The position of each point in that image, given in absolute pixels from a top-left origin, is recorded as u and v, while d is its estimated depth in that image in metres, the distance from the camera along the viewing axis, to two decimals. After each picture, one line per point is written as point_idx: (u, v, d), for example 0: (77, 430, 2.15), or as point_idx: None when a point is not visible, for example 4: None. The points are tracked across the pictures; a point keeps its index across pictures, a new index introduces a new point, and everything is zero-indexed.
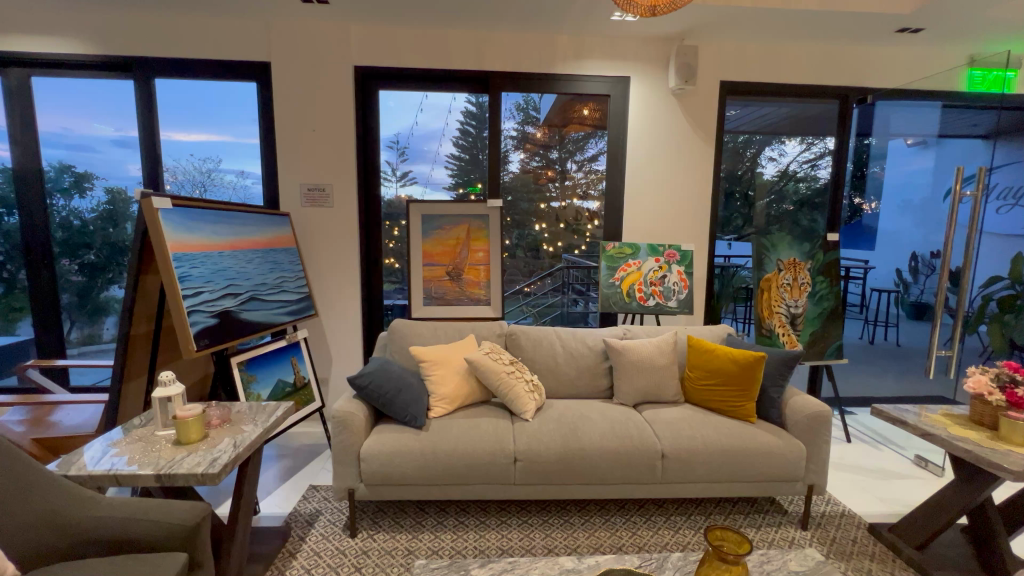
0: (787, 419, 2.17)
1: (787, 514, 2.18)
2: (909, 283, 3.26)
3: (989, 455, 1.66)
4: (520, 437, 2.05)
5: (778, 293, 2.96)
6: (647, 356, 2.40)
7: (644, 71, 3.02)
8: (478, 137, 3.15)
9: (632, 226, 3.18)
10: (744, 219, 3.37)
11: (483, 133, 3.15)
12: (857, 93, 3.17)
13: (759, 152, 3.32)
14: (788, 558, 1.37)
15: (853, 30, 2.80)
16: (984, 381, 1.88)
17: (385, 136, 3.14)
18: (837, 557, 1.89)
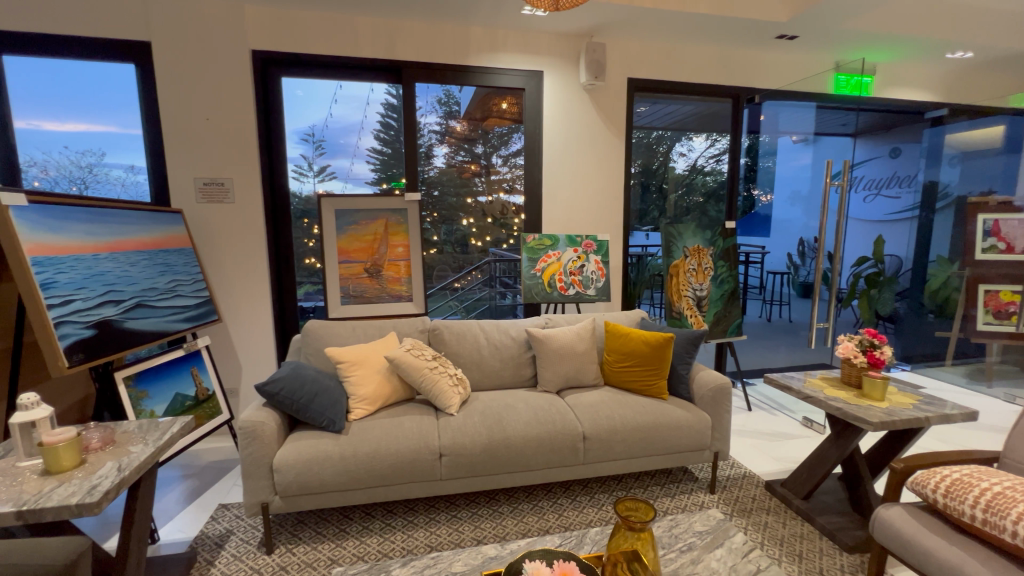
0: (694, 394, 2.34)
1: (698, 481, 2.36)
2: (798, 265, 3.61)
3: (855, 411, 1.91)
4: (445, 432, 2.03)
5: (685, 278, 3.18)
6: (568, 344, 2.48)
7: (558, 67, 3.10)
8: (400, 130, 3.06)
9: (553, 219, 3.26)
10: (659, 211, 3.59)
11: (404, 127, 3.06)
12: (747, 93, 3.48)
13: (671, 148, 3.53)
14: (693, 520, 1.49)
15: (741, 35, 3.06)
16: (851, 347, 2.16)
17: (296, 129, 2.95)
18: (739, 514, 2.09)
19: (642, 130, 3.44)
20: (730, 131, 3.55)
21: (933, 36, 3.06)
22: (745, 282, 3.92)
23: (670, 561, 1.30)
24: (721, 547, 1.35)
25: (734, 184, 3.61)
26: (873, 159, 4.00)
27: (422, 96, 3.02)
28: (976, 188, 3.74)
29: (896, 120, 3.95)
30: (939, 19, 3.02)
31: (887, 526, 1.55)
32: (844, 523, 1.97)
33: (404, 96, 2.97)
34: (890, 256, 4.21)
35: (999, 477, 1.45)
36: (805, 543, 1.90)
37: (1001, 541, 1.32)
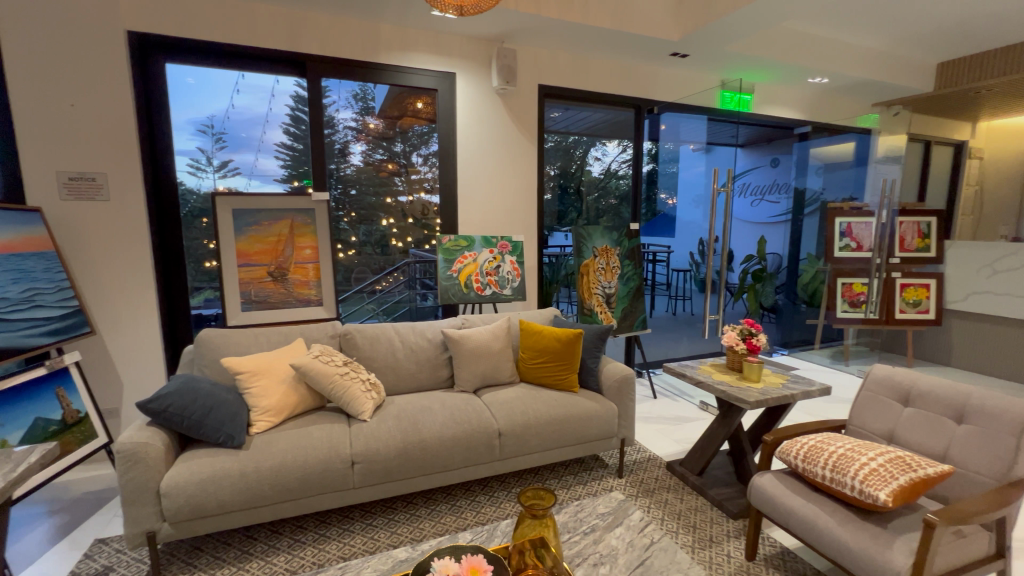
0: (601, 385, 2.49)
1: (608, 467, 2.51)
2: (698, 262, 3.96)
3: (736, 392, 2.15)
4: (358, 439, 1.98)
5: (595, 276, 3.36)
6: (483, 344, 2.52)
7: (470, 70, 3.13)
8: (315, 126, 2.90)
9: (470, 220, 3.28)
10: (577, 212, 3.76)
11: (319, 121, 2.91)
12: (647, 104, 3.76)
13: (587, 153, 3.72)
14: (597, 502, 1.59)
15: (640, 50, 3.30)
16: (734, 336, 2.41)
17: (193, 118, 2.70)
18: (644, 494, 2.26)
19: (557, 134, 3.58)
20: (638, 138, 3.81)
21: (797, 62, 3.51)
22: (653, 279, 4.23)
23: (574, 544, 1.38)
24: (621, 525, 1.47)
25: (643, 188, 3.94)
26: (757, 168, 4.36)
27: (336, 90, 2.92)
28: (838, 196, 4.38)
29: (775, 134, 4.41)
30: (800, 48, 3.47)
31: (760, 492, 1.77)
32: (730, 493, 2.20)
33: (311, 91, 2.83)
34: (772, 254, 4.57)
35: (842, 440, 1.73)
36: (699, 515, 2.10)
37: (845, 494, 1.56)
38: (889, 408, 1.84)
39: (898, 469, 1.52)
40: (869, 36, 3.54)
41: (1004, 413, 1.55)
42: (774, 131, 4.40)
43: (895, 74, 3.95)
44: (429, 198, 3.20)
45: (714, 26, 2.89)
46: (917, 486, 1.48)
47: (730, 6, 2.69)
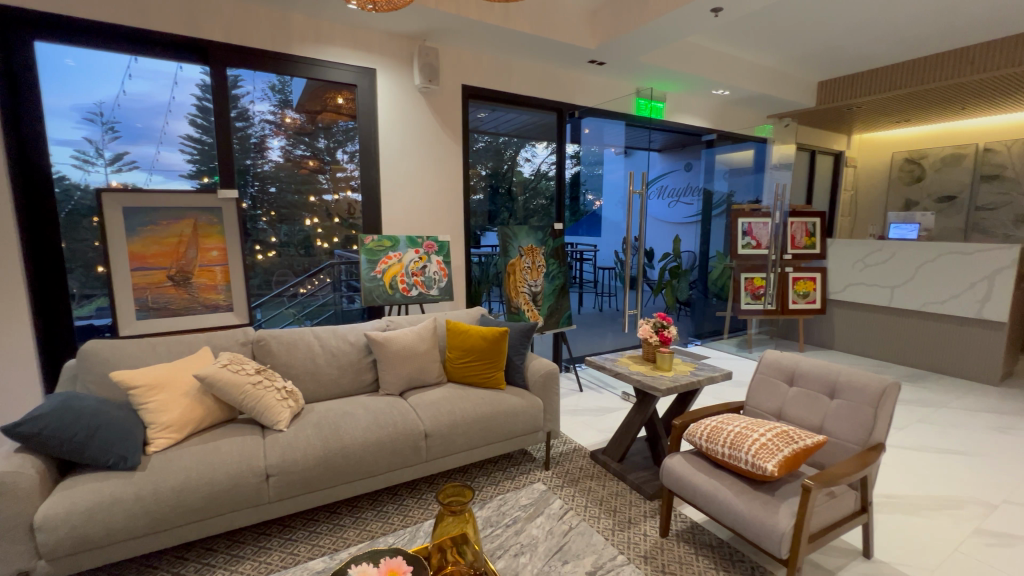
0: (527, 381, 2.56)
1: (535, 460, 2.58)
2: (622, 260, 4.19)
3: (649, 381, 2.30)
4: (273, 451, 1.88)
5: (521, 275, 3.44)
6: (408, 345, 2.48)
7: (391, 68, 3.07)
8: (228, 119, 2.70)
9: (394, 220, 3.22)
10: (508, 212, 3.82)
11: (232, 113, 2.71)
12: (569, 108, 3.89)
13: (517, 154, 3.79)
14: (520, 495, 1.63)
15: (559, 56, 3.41)
16: (648, 328, 2.57)
17: (79, 104, 2.40)
18: (569, 484, 2.35)
19: (488, 135, 3.62)
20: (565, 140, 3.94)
21: (701, 74, 3.81)
22: (582, 275, 4.60)
23: (496, 537, 1.41)
24: (541, 515, 1.52)
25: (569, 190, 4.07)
26: (673, 171, 4.87)
27: (250, 81, 2.76)
28: (746, 197, 4.71)
29: (687, 141, 4.86)
30: (704, 62, 3.78)
31: (670, 472, 1.90)
32: (647, 476, 2.35)
33: (219, 80, 2.63)
34: (686, 253, 4.95)
35: (739, 420, 1.91)
36: (619, 499, 2.23)
37: (740, 468, 1.73)
38: (777, 389, 2.06)
39: (783, 442, 1.70)
40: (761, 55, 3.93)
41: (866, 387, 1.80)
42: (686, 138, 4.85)
43: (784, 90, 4.40)
44: (356, 196, 3.10)
45: (627, 37, 3.07)
46: (798, 456, 1.67)
47: (641, 19, 2.86)
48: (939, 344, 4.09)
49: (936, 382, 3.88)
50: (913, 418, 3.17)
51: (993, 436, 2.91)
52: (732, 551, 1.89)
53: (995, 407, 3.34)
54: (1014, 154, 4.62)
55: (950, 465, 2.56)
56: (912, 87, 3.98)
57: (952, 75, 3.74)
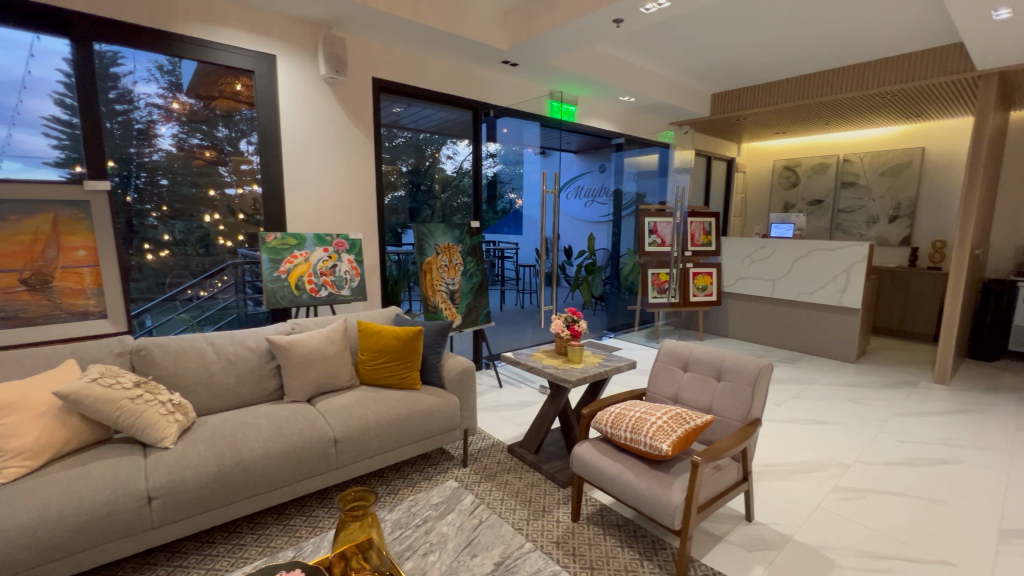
0: (443, 379, 2.55)
1: (453, 458, 2.58)
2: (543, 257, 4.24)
3: (561, 373, 2.40)
4: (156, 471, 1.69)
5: (438, 273, 3.43)
6: (316, 349, 2.37)
7: (294, 56, 2.88)
8: (105, 100, 2.39)
9: (301, 216, 3.03)
10: (430, 211, 3.78)
11: (109, 95, 2.40)
12: (484, 107, 3.93)
13: (439, 151, 3.76)
14: (431, 494, 1.62)
15: (472, 54, 3.42)
16: (560, 323, 2.66)
17: None
18: (486, 479, 2.39)
19: (408, 131, 3.57)
20: (485, 139, 4.00)
21: (608, 81, 4.01)
22: (505, 274, 4.56)
23: (404, 538, 1.40)
24: (452, 512, 1.52)
25: (489, 188, 4.11)
26: (589, 172, 5.16)
27: (132, 59, 2.46)
28: (655, 199, 4.92)
29: (601, 144, 5.19)
30: (610, 69, 3.99)
31: (579, 460, 1.99)
32: (561, 465, 2.45)
33: (91, 56, 2.32)
34: (600, 250, 5.17)
35: (639, 406, 2.05)
36: (534, 489, 2.29)
37: (640, 451, 1.86)
38: (673, 374, 2.23)
39: (676, 423, 1.86)
40: (661, 66, 4.23)
41: (746, 368, 2.01)
42: (600, 142, 5.21)
43: (683, 100, 4.77)
44: (262, 189, 2.88)
45: (537, 41, 3.15)
46: (689, 436, 1.84)
47: (550, 24, 2.96)
48: (810, 329, 4.68)
49: (808, 362, 4.44)
50: (789, 395, 3.60)
51: (850, 406, 3.40)
52: (636, 528, 2.03)
53: (852, 381, 3.91)
54: (866, 164, 5.44)
55: (815, 434, 2.94)
56: (786, 103, 4.50)
57: (817, 94, 4.30)
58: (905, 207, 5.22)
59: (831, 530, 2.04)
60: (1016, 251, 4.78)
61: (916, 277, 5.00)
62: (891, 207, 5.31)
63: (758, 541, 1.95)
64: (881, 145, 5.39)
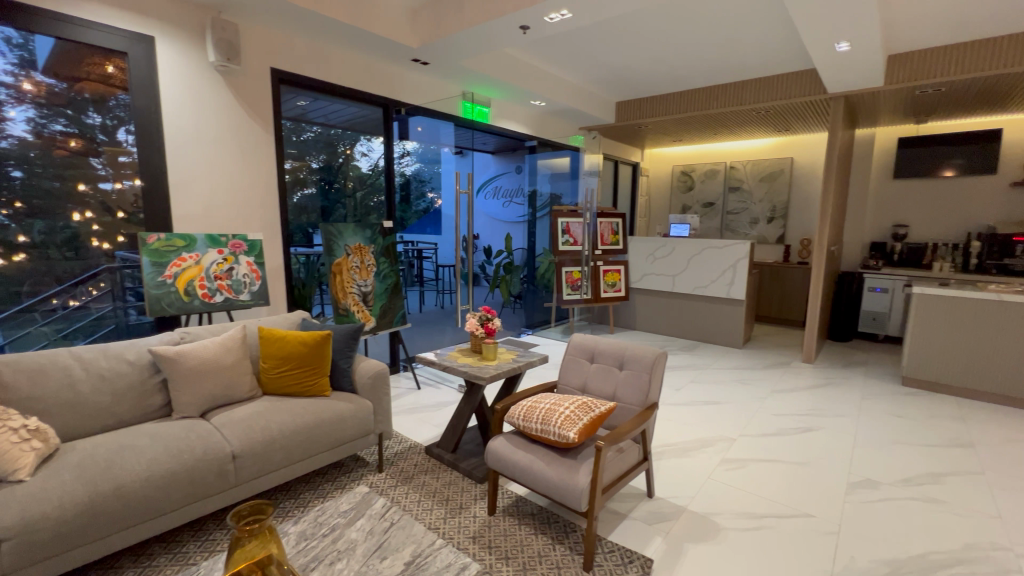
0: (355, 384, 2.47)
1: (369, 464, 2.51)
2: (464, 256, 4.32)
3: (475, 370, 2.43)
4: (7, 509, 1.46)
5: (349, 275, 3.31)
6: (209, 358, 2.18)
7: (178, 39, 2.62)
8: None
9: (191, 214, 2.77)
10: (345, 209, 3.66)
11: None
12: (395, 104, 3.80)
13: (353, 148, 3.63)
14: (339, 502, 1.57)
15: (380, 50, 3.34)
16: (475, 321, 2.70)
17: None
18: (403, 482, 2.36)
19: (318, 125, 3.42)
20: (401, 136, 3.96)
21: (518, 84, 4.12)
22: (424, 273, 4.84)
23: (309, 549, 1.35)
24: (362, 517, 1.49)
25: (406, 187, 4.10)
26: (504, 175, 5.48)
27: None
28: (568, 199, 5.15)
29: (516, 147, 5.38)
30: (520, 73, 4.09)
31: (494, 454, 2.04)
32: (478, 462, 2.48)
33: None
34: (518, 249, 5.46)
35: (548, 398, 2.14)
36: (452, 488, 2.31)
37: (550, 440, 1.95)
38: (580, 365, 2.37)
39: (582, 411, 1.98)
40: (568, 73, 4.42)
41: (644, 357, 2.19)
42: (514, 143, 5.28)
43: (590, 106, 5.03)
44: (143, 184, 2.58)
45: (447, 41, 3.16)
46: (593, 423, 1.96)
47: (459, 26, 2.98)
48: (705, 319, 5.17)
49: (703, 349, 4.91)
50: (687, 380, 3.96)
51: (737, 387, 3.82)
52: (549, 515, 2.13)
53: (739, 364, 4.39)
54: (748, 171, 6.12)
55: (708, 414, 3.27)
56: (680, 113, 4.92)
57: (705, 106, 4.75)
58: (779, 209, 5.96)
59: (718, 496, 2.29)
60: (862, 248, 5.66)
61: (789, 271, 5.72)
62: (768, 210, 6.03)
63: (657, 515, 2.13)
64: (759, 155, 6.10)
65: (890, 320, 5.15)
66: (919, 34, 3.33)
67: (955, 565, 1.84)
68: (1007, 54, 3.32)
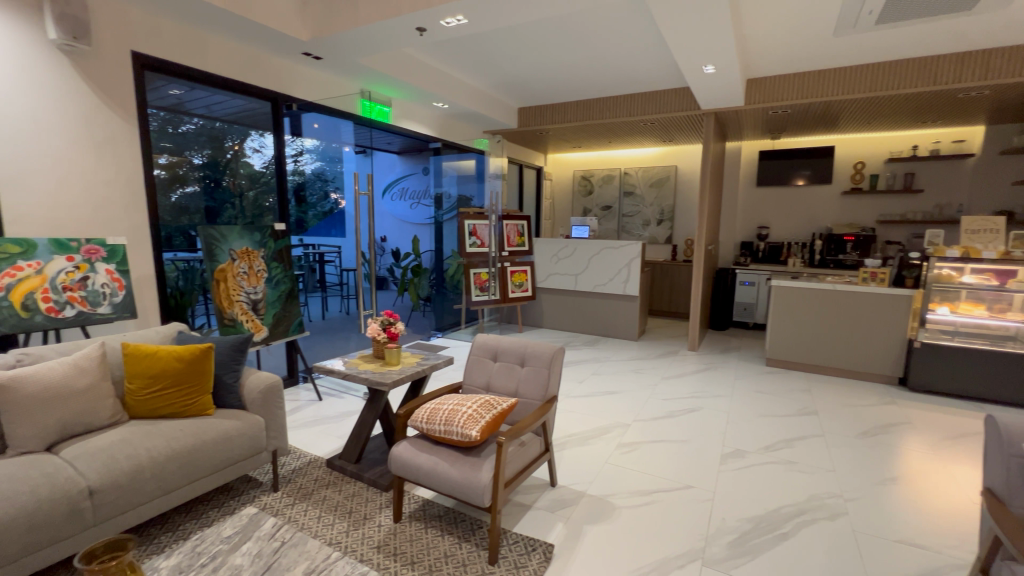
0: (244, 400, 2.28)
1: (262, 485, 2.34)
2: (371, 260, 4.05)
3: (377, 376, 2.37)
4: None
5: (235, 282, 3.05)
6: (56, 384, 1.89)
7: (5, 8, 2.23)
8: None
9: (30, 216, 2.37)
10: (236, 210, 3.37)
11: None
12: (285, 99, 3.59)
13: (242, 143, 3.36)
14: (221, 527, 1.45)
15: (266, 40, 3.13)
16: (376, 326, 2.63)
17: None
18: (301, 499, 2.23)
19: (200, 117, 3.11)
20: (297, 133, 3.73)
21: (419, 85, 4.09)
22: (326, 280, 4.49)
23: None
24: (248, 541, 1.40)
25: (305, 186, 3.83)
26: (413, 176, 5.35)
27: None
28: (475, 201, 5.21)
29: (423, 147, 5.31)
30: (420, 74, 4.06)
31: (397, 460, 2.01)
32: (383, 469, 2.43)
33: None
34: (427, 252, 5.37)
35: (452, 399, 2.16)
36: (355, 499, 2.23)
37: (453, 441, 1.97)
38: (484, 365, 2.41)
39: (485, 409, 2.03)
40: (470, 77, 4.47)
41: (543, 353, 2.30)
42: (419, 145, 5.23)
43: (492, 111, 5.13)
44: None
45: (340, 37, 3.05)
46: (496, 420, 2.02)
47: (352, 22, 2.89)
48: (605, 315, 5.52)
49: (604, 343, 5.24)
50: (589, 373, 4.21)
51: (633, 376, 4.14)
52: (456, 515, 2.14)
53: (635, 355, 4.75)
54: (640, 177, 6.65)
55: (607, 403, 3.51)
56: (577, 121, 5.20)
57: (599, 115, 5.07)
58: (667, 213, 6.55)
59: (614, 478, 2.47)
60: (734, 247, 6.41)
61: (676, 268, 6.31)
62: (658, 213, 6.60)
63: (560, 503, 2.25)
64: (649, 162, 6.64)
65: (757, 310, 5.89)
66: (769, 63, 3.87)
67: (800, 514, 2.18)
68: (833, 85, 3.99)
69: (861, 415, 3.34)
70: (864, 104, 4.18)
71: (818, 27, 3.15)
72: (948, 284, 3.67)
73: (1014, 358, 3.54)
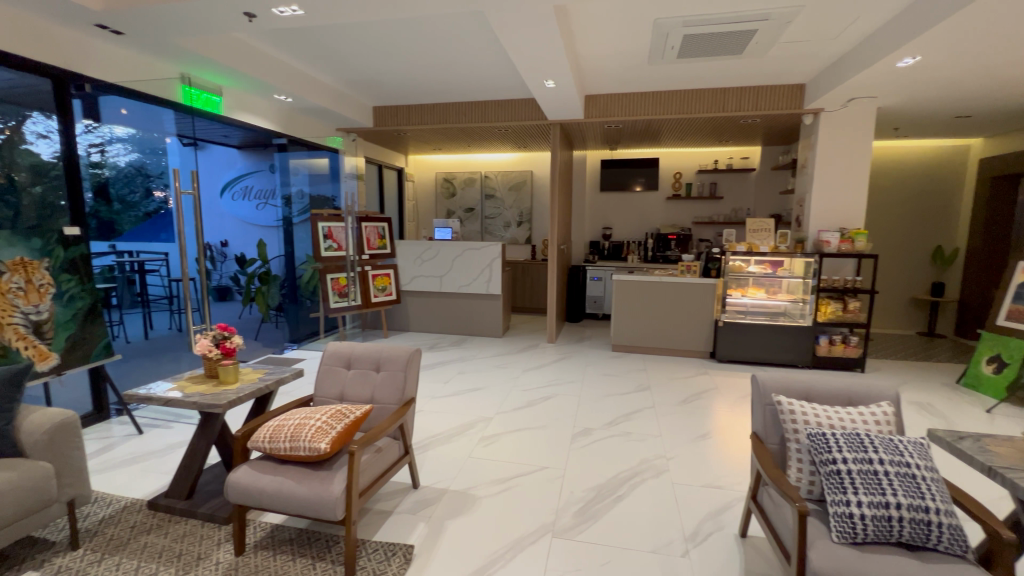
0: (23, 445, 1.85)
1: (56, 545, 1.93)
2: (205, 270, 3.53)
3: (209, 399, 2.11)
4: None
5: (7, 300, 2.48)
6: None
7: None
8: None
9: None
10: (12, 209, 2.59)
11: None
12: (74, 78, 2.95)
13: (19, 126, 2.68)
14: None
15: (41, 5, 2.55)
16: (207, 342, 2.34)
17: None
18: (113, 553, 1.89)
19: None
20: (97, 117, 3.11)
21: (255, 75, 3.72)
22: (148, 293, 3.84)
23: None
24: None
25: (125, 181, 3.36)
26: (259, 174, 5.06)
27: None
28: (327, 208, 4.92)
29: (264, 142, 4.80)
30: (256, 64, 3.71)
31: (235, 487, 1.83)
32: (221, 502, 2.17)
33: None
34: (275, 258, 4.91)
35: (299, 413, 2.03)
36: (186, 540, 1.97)
37: (301, 457, 1.86)
38: (338, 374, 2.31)
39: (336, 420, 1.96)
40: (317, 71, 4.21)
41: (398, 356, 2.28)
42: (261, 140, 4.73)
43: (344, 109, 4.90)
44: None
45: (149, 12, 2.64)
46: (348, 429, 1.96)
47: None
48: (471, 314, 5.66)
49: (470, 342, 5.38)
50: (454, 372, 4.29)
51: (497, 371, 4.33)
52: (309, 535, 2.02)
53: (497, 352, 4.97)
54: (499, 181, 6.95)
55: (471, 400, 3.61)
56: (435, 124, 5.23)
57: (456, 120, 5.18)
58: (525, 215, 6.96)
59: (475, 471, 2.57)
60: (584, 246, 7.08)
61: (535, 267, 6.74)
62: (517, 215, 6.97)
63: (422, 503, 2.26)
64: (506, 167, 6.97)
65: (604, 302, 6.59)
66: (602, 83, 4.37)
67: (633, 477, 2.52)
68: (652, 106, 4.65)
69: (682, 386, 3.97)
70: (677, 124, 4.95)
71: (636, 56, 3.64)
72: (739, 274, 4.56)
73: (783, 329, 4.53)
